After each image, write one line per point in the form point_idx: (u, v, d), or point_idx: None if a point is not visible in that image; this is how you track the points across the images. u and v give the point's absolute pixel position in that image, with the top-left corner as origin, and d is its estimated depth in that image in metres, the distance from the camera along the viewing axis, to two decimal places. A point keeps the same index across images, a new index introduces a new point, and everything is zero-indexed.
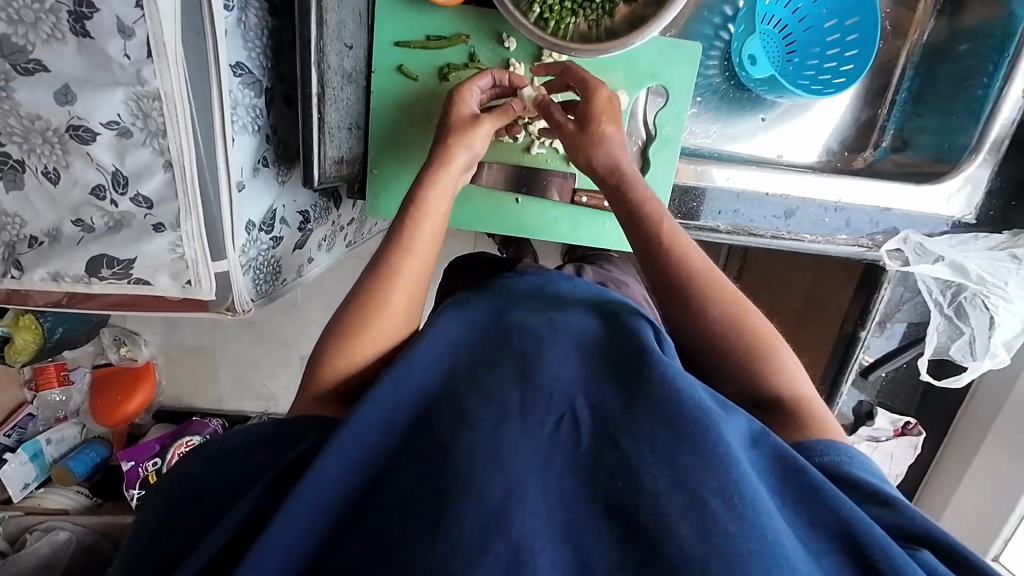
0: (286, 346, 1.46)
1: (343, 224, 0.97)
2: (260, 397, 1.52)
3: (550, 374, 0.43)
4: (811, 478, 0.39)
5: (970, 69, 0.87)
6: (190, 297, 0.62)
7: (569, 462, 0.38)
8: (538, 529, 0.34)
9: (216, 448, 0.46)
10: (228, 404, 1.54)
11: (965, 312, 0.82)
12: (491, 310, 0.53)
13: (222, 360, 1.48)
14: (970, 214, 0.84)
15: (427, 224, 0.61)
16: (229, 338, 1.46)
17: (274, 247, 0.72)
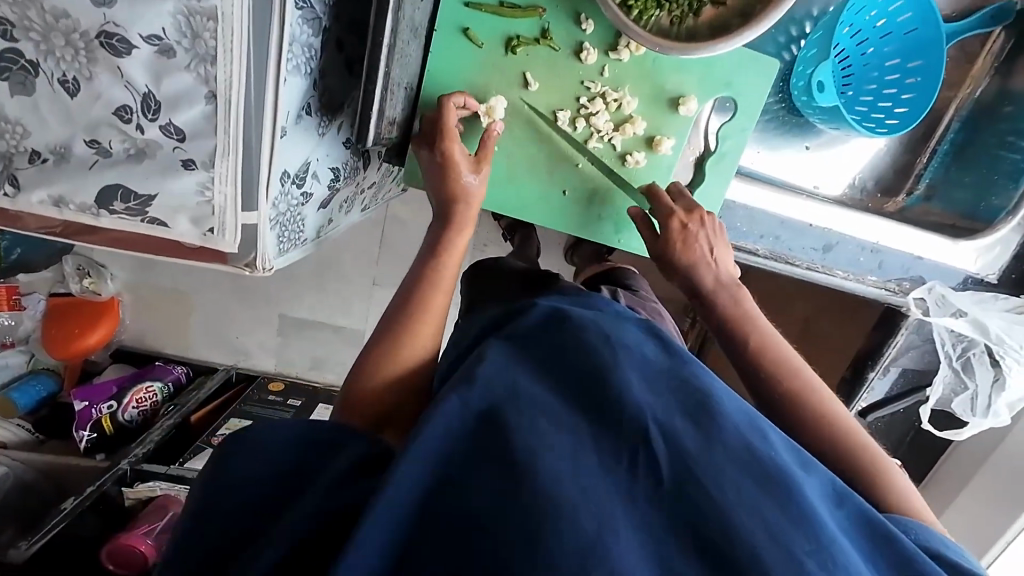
0: (268, 302, 1.38)
1: (365, 187, 0.91)
2: (232, 351, 1.44)
3: (620, 397, 0.40)
4: (901, 547, 0.38)
5: (1012, 131, 0.90)
6: (209, 246, 0.56)
7: (650, 499, 0.36)
8: (634, 560, 0.33)
9: (236, 460, 0.44)
10: (197, 354, 1.45)
11: (971, 367, 0.85)
12: (551, 312, 0.49)
13: (197, 308, 1.40)
14: (993, 274, 0.86)
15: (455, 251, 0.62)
16: (207, 285, 1.37)
17: (303, 203, 0.66)
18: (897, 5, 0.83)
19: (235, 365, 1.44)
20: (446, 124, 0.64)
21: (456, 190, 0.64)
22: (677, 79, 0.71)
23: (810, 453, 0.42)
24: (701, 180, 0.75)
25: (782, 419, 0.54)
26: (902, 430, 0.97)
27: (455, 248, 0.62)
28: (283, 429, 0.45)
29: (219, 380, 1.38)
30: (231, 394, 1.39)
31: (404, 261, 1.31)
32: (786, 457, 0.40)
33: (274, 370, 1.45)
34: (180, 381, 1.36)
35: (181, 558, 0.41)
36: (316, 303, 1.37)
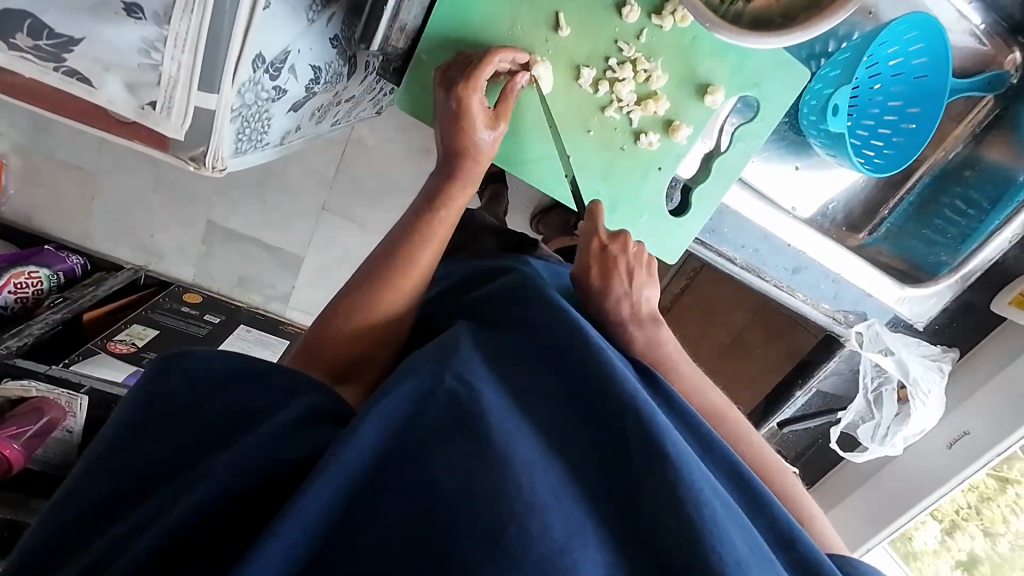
0: (195, 203, 1.21)
1: (342, 98, 0.78)
2: (143, 250, 1.26)
3: (611, 402, 0.45)
4: None
5: (970, 197, 0.96)
6: (145, 125, 0.45)
7: (619, 507, 0.40)
8: None
9: (203, 379, 0.45)
10: (98, 245, 1.25)
11: (881, 400, 0.94)
12: (562, 315, 0.53)
13: (105, 192, 1.19)
14: (921, 321, 0.93)
15: (451, 218, 0.59)
16: (120, 168, 1.17)
17: (273, 99, 0.55)
18: (918, 46, 0.84)
19: (144, 266, 1.25)
20: (478, 72, 0.58)
21: (466, 146, 0.59)
22: (711, 64, 0.66)
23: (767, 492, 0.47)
24: (704, 178, 0.73)
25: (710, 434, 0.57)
26: (805, 443, 1.07)
27: (448, 213, 0.59)
28: (246, 367, 0.46)
29: (122, 280, 1.20)
30: (139, 296, 1.22)
31: (363, 191, 1.19)
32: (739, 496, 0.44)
33: (192, 280, 1.29)
34: (73, 273, 1.17)
35: (119, 471, 0.41)
36: (252, 214, 1.21)
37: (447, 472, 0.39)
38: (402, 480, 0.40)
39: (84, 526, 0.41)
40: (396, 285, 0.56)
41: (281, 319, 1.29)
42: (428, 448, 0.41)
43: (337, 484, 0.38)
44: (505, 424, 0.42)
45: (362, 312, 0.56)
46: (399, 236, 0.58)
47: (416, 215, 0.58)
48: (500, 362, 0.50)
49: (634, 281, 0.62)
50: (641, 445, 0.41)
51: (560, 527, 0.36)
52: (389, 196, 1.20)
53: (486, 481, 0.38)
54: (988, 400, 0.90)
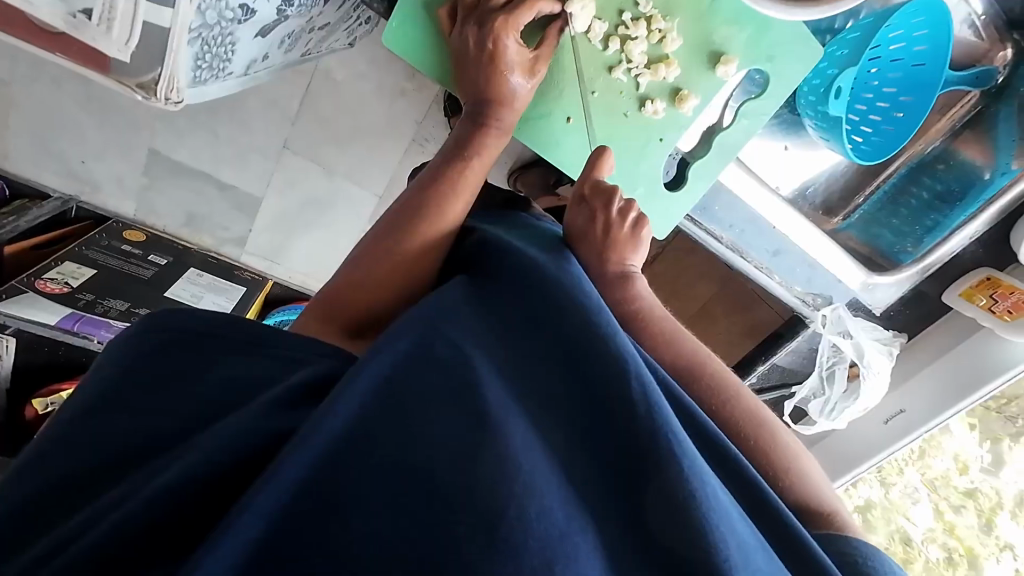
0: (134, 129, 1.06)
1: (314, 26, 0.68)
2: (72, 178, 1.10)
3: (611, 379, 0.43)
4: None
5: (940, 191, 0.99)
6: (78, 39, 0.37)
7: (621, 488, 0.39)
8: None
9: (184, 349, 0.42)
10: (15, 167, 1.08)
11: (834, 378, 1.00)
12: (564, 282, 0.50)
13: (19, 106, 1.01)
14: (880, 307, 0.98)
15: (481, 168, 0.56)
16: (38, 78, 1.00)
17: (239, 21, 0.46)
18: (921, 33, 0.83)
19: (75, 197, 1.11)
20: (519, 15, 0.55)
21: (502, 93, 0.57)
22: (728, 31, 0.62)
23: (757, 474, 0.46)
24: (704, 154, 0.71)
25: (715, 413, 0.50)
26: None
27: (478, 166, 0.56)
28: (228, 338, 0.43)
29: (50, 210, 1.07)
30: (67, 232, 1.10)
31: (331, 131, 1.09)
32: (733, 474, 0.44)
33: (132, 216, 1.16)
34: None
35: (82, 452, 0.37)
36: (201, 147, 1.08)
37: (441, 454, 0.37)
38: (388, 458, 0.37)
39: (35, 512, 0.36)
40: (420, 237, 0.53)
41: (236, 264, 1.19)
42: (415, 420, 0.39)
43: (310, 456, 0.36)
44: (499, 403, 0.40)
45: (382, 262, 0.52)
46: (424, 188, 0.55)
47: (446, 165, 0.56)
48: (495, 336, 0.47)
49: (609, 236, 0.59)
50: (645, 429, 0.40)
51: (557, 512, 0.36)
52: (360, 140, 1.10)
53: (480, 461, 0.37)
54: (924, 383, 0.97)
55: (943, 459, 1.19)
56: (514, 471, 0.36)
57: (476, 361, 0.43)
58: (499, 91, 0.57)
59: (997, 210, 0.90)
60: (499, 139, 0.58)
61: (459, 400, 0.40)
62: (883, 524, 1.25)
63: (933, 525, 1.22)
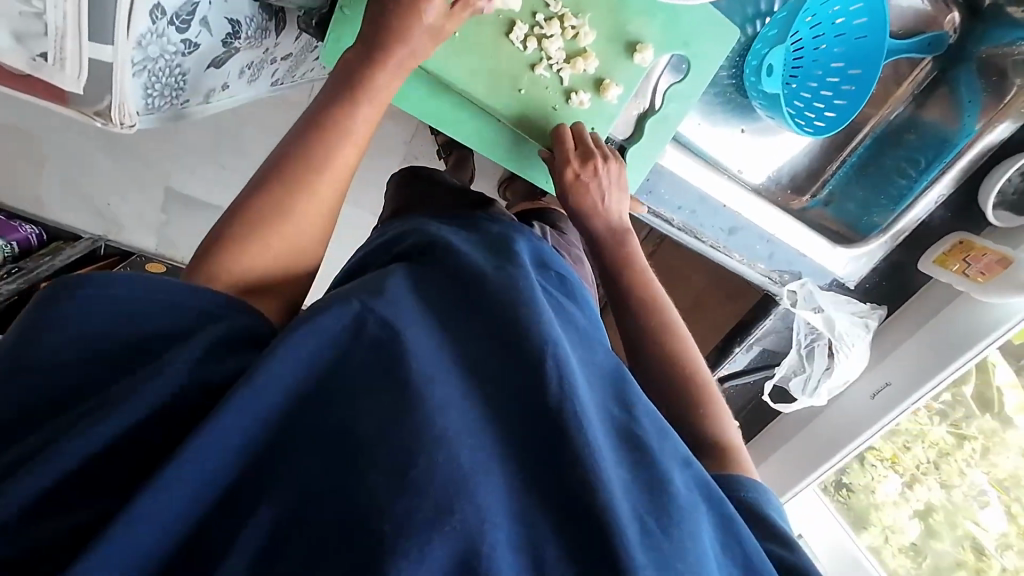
0: (147, 168, 1.18)
1: (275, 56, 0.76)
2: (99, 217, 1.22)
3: (523, 337, 0.43)
4: (726, 508, 0.40)
5: (907, 159, 0.99)
6: (43, 80, 0.45)
7: (530, 433, 0.40)
8: (491, 515, 0.35)
9: (79, 312, 0.40)
10: (49, 213, 1.20)
11: (813, 355, 0.99)
12: (472, 262, 0.51)
13: (51, 156, 1.15)
14: (852, 280, 0.98)
15: (363, 126, 0.55)
16: (68, 131, 1.13)
17: (184, 54, 0.53)
18: (857, 7, 0.86)
19: (104, 236, 1.22)
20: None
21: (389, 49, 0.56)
22: (639, 23, 0.67)
23: (668, 424, 0.44)
24: (637, 139, 0.74)
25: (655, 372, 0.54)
26: (745, 398, 1.13)
27: (356, 119, 0.55)
28: (128, 300, 0.41)
29: (81, 250, 1.16)
30: (97, 267, 1.17)
31: None
32: (642, 426, 0.43)
33: (154, 250, 1.27)
34: (28, 242, 1.13)
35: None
36: (208, 178, 1.19)
37: (365, 419, 0.39)
38: (311, 427, 0.40)
39: None
40: (300, 201, 0.52)
41: None
42: (339, 396, 0.41)
43: (240, 427, 0.38)
44: (419, 374, 0.40)
45: (264, 232, 0.50)
46: (301, 149, 0.53)
47: (320, 125, 0.53)
48: (433, 304, 0.47)
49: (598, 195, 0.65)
50: (542, 385, 0.41)
51: (467, 459, 0.36)
52: None
53: (396, 425, 0.38)
54: (912, 352, 0.95)
55: (1012, 457, 1.11)
56: (427, 427, 0.37)
57: (411, 325, 0.44)
58: (388, 55, 0.56)
59: (958, 172, 0.89)
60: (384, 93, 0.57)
61: (381, 372, 0.41)
62: (949, 530, 1.19)
63: (1007, 530, 1.13)
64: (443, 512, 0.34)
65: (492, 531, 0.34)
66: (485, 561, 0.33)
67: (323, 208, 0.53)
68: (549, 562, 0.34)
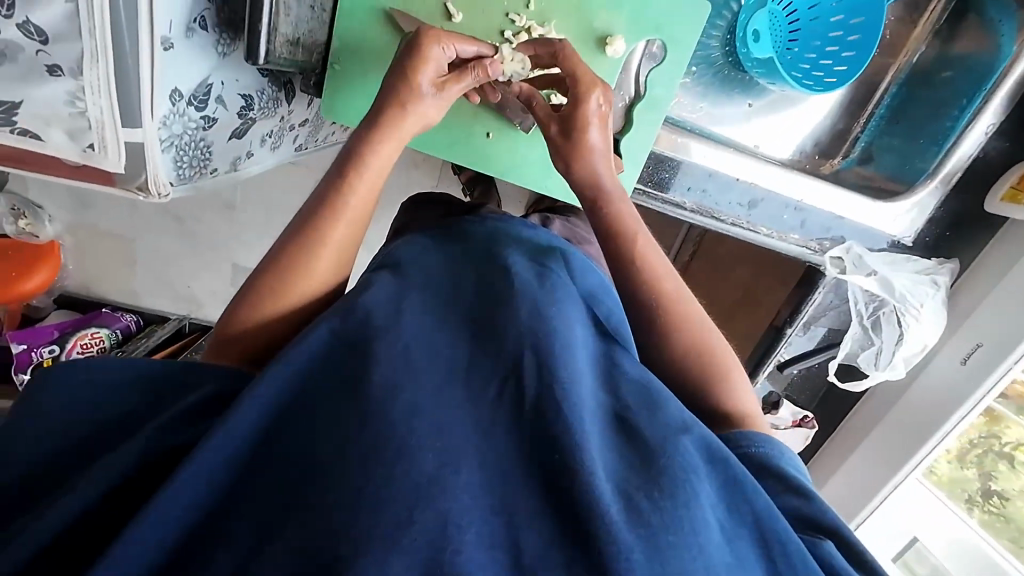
0: (215, 251, 1.25)
1: (295, 122, 0.84)
2: (181, 300, 1.31)
3: (502, 335, 0.45)
4: (732, 469, 0.42)
5: (945, 98, 0.89)
6: (93, 166, 0.54)
7: (508, 426, 0.40)
8: (467, 499, 0.35)
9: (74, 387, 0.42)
10: (145, 301, 1.31)
11: (880, 325, 0.90)
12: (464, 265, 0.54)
13: (141, 255, 1.26)
14: (909, 236, 0.89)
15: (374, 176, 0.56)
16: (152, 228, 1.23)
17: (206, 128, 0.62)
18: None
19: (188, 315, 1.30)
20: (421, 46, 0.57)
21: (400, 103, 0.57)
22: (605, 18, 0.69)
23: (664, 396, 0.45)
24: (628, 128, 0.75)
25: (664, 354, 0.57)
26: (816, 385, 1.03)
27: (363, 179, 0.55)
28: (127, 368, 0.44)
29: (170, 329, 1.25)
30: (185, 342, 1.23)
31: None
32: (630, 403, 0.44)
33: None
34: (130, 329, 1.23)
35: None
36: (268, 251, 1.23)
37: (326, 438, 0.39)
38: (291, 446, 0.39)
39: None
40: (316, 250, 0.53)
41: None
42: (324, 406, 0.41)
43: (230, 444, 0.38)
44: (384, 383, 0.40)
45: (281, 278, 0.53)
46: (312, 208, 0.55)
47: (328, 185, 0.55)
48: (421, 309, 0.47)
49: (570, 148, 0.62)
50: (532, 373, 0.42)
51: (437, 455, 0.36)
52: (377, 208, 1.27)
53: (360, 435, 0.38)
54: (998, 305, 0.82)
55: None
56: (397, 429, 0.37)
57: (401, 328, 0.44)
58: (399, 111, 0.58)
59: (1004, 97, 0.81)
60: (392, 150, 0.57)
61: (349, 386, 0.41)
62: None
63: None
64: (410, 511, 0.34)
65: (464, 528, 0.34)
66: (451, 559, 0.33)
67: (331, 266, 0.54)
68: (526, 549, 0.35)
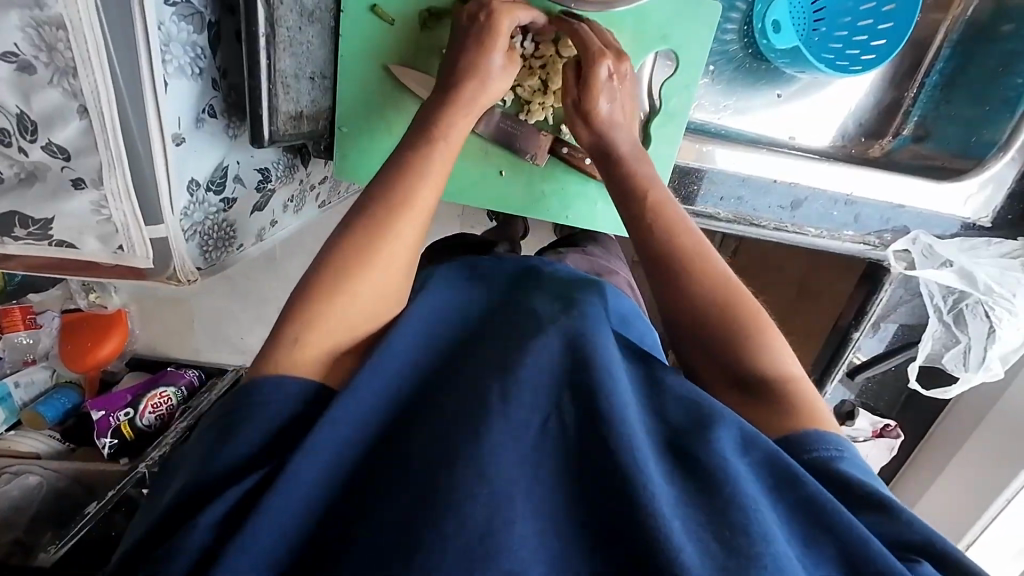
0: (266, 302, 1.27)
1: (313, 182, 0.85)
2: (238, 351, 1.35)
3: (536, 379, 0.41)
4: (805, 486, 0.37)
5: (1011, 54, 0.78)
6: (125, 264, 0.56)
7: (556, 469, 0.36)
8: (511, 566, 0.31)
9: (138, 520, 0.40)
10: (206, 356, 1.36)
11: (964, 320, 0.79)
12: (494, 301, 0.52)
13: (198, 313, 1.31)
14: (987, 217, 0.79)
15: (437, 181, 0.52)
16: (204, 290, 1.27)
17: (225, 209, 0.63)
18: None
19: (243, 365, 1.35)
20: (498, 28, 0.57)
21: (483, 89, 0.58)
22: None
23: (714, 410, 0.41)
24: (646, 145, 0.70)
25: (702, 306, 0.50)
26: (895, 390, 0.92)
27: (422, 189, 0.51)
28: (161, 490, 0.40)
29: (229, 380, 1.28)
30: None
31: None
32: (680, 425, 0.41)
33: None
34: (193, 384, 1.25)
35: None
36: None
37: None
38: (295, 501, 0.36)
39: None
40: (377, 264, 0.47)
41: None
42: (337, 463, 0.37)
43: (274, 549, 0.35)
44: None
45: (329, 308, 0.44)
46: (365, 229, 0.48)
47: (373, 204, 0.49)
48: None
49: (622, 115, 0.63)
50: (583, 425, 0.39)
51: (485, 499, 0.33)
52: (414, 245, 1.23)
53: None
54: None
55: None
56: None
57: None
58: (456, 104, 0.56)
59: None
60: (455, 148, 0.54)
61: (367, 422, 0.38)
62: None
63: None
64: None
65: None
66: None
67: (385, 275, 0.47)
68: None
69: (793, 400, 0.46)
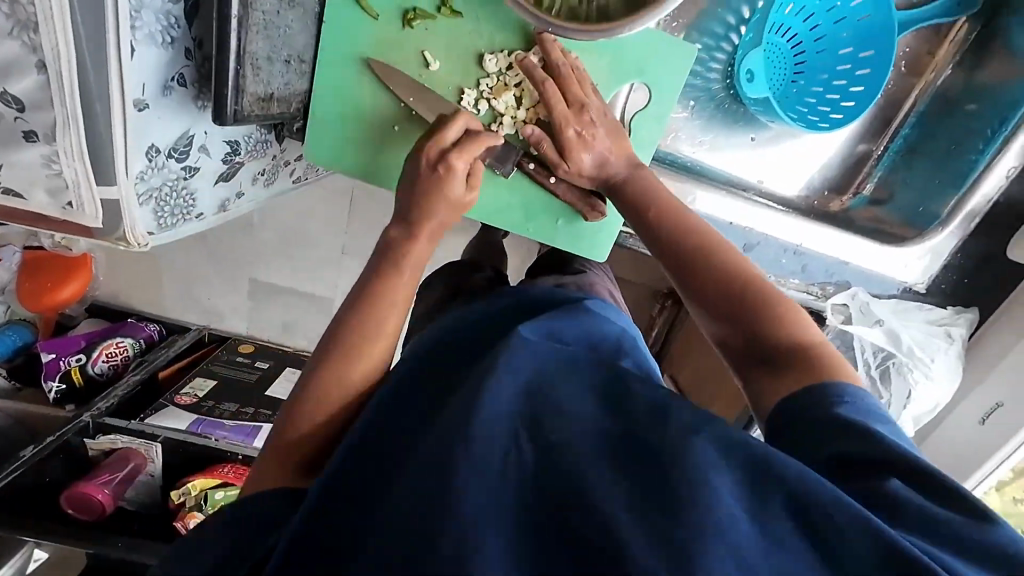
0: (238, 267, 1.26)
1: (288, 159, 0.85)
2: (204, 314, 1.32)
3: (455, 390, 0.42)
4: (758, 450, 0.35)
5: (967, 131, 0.82)
6: (73, 220, 0.56)
7: None
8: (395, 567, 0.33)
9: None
10: (170, 313, 1.32)
11: (888, 377, 0.84)
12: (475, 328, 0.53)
13: (165, 269, 1.27)
14: (923, 282, 0.84)
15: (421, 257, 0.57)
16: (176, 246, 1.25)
17: (187, 177, 0.63)
18: None
19: (206, 325, 1.32)
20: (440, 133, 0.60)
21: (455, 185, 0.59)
22: (586, 63, 0.67)
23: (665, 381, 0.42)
24: None
25: (717, 285, 0.52)
26: None
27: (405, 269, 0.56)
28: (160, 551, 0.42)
29: (189, 339, 1.26)
30: (202, 353, 1.27)
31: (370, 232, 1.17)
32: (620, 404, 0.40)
33: (244, 332, 1.33)
34: (153, 338, 1.24)
35: None
36: (287, 268, 1.24)
37: None
38: None
39: None
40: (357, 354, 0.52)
41: None
42: None
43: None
44: None
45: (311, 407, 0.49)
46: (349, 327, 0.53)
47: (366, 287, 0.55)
48: None
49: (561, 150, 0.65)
50: None
51: None
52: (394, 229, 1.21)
53: None
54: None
55: None
56: None
57: None
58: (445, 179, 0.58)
59: None
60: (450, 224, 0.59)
61: None
62: None
63: None
64: None
65: None
66: None
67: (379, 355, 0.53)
68: None
69: (820, 360, 0.46)
